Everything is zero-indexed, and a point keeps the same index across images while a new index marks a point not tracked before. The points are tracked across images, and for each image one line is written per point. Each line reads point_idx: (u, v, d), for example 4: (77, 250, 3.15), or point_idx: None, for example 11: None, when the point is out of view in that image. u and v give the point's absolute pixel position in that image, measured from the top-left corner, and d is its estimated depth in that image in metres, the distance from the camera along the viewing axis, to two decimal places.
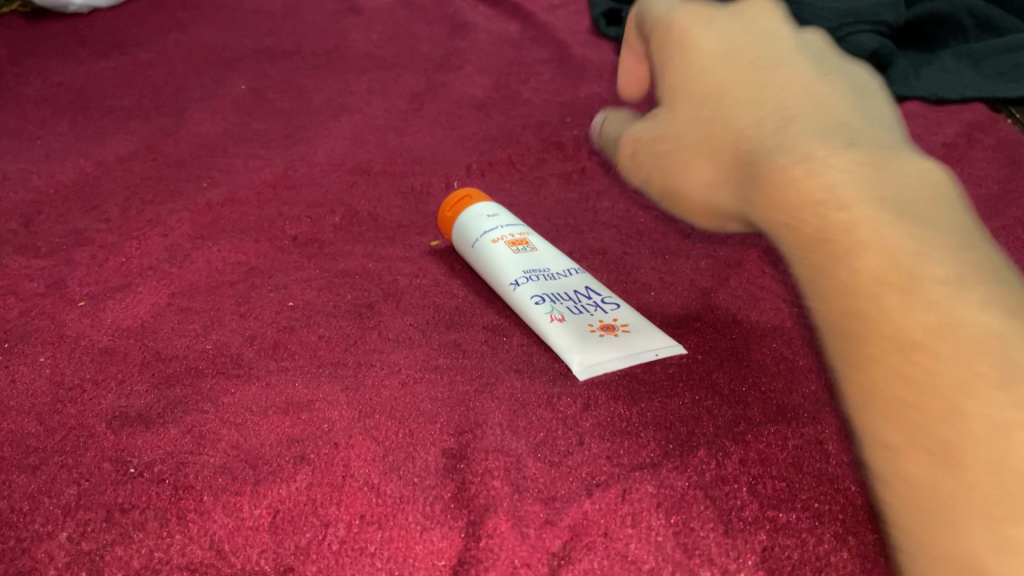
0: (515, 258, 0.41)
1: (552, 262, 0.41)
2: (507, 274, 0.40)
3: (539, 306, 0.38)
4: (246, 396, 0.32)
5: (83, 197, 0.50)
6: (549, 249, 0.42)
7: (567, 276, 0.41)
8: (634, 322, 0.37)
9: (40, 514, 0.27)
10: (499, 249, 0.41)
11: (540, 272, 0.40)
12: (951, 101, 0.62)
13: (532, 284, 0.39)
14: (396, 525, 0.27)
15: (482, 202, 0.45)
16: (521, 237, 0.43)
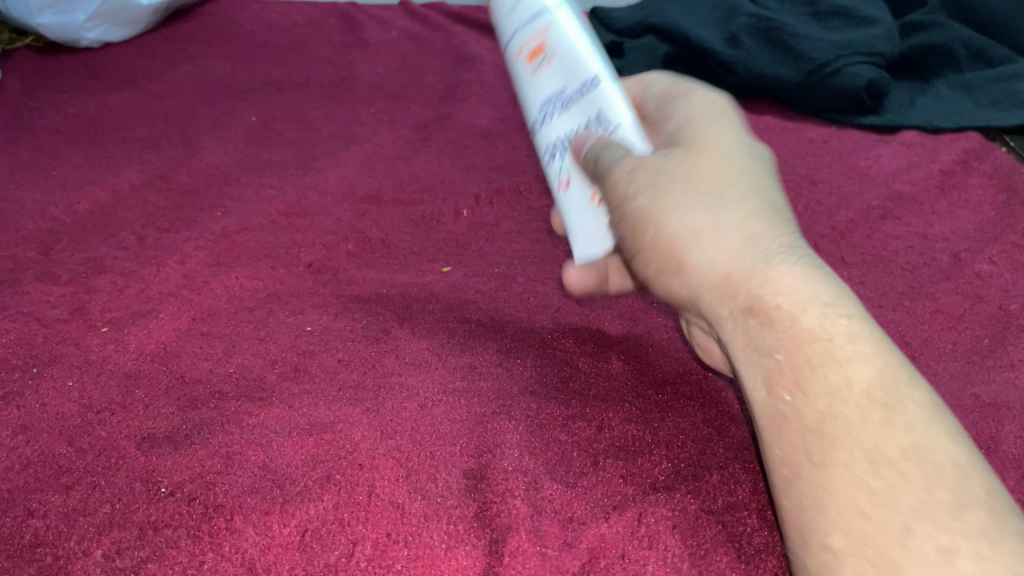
0: (535, 84, 0.41)
1: (561, 73, 0.40)
2: (532, 100, 0.42)
3: (547, 155, 0.40)
4: (270, 418, 0.33)
5: (100, 226, 0.51)
6: (559, 46, 0.40)
7: (568, 93, 0.39)
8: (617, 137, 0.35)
9: (76, 532, 0.28)
10: (524, 77, 0.42)
11: (549, 94, 0.40)
12: (947, 130, 0.64)
13: (545, 117, 0.40)
14: (422, 544, 0.28)
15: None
16: (540, 36, 0.41)
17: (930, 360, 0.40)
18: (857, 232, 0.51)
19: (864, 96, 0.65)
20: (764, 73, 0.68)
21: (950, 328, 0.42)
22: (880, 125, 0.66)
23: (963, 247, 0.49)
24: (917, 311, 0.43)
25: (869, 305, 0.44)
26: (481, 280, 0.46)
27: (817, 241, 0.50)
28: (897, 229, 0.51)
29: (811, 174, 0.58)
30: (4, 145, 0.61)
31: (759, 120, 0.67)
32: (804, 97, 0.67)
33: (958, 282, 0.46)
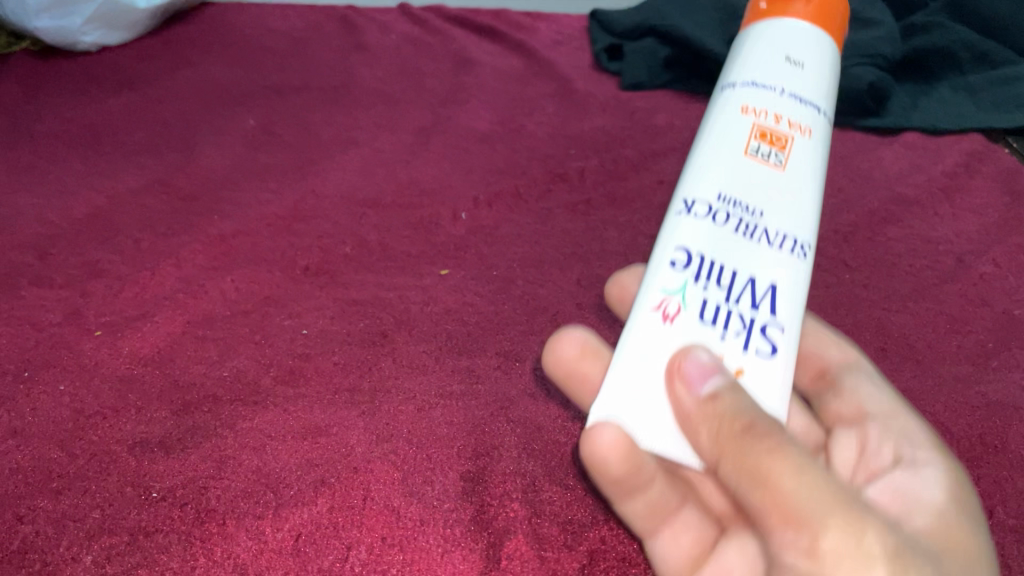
0: (736, 164, 0.29)
1: (760, 190, 0.28)
2: (718, 173, 0.29)
3: (701, 281, 0.27)
4: (264, 421, 0.33)
5: (96, 232, 0.49)
6: (803, 170, 0.29)
7: (761, 220, 0.28)
8: (765, 369, 0.27)
9: (65, 538, 0.28)
10: (739, 125, 0.29)
11: (742, 204, 0.28)
12: (950, 132, 0.63)
13: (722, 219, 0.28)
14: (417, 548, 0.28)
15: (817, 29, 0.31)
16: (803, 127, 0.29)
17: (934, 362, 0.40)
18: (860, 235, 0.49)
19: (868, 99, 0.63)
20: None
21: (955, 330, 0.42)
22: (882, 126, 0.64)
23: (967, 249, 0.48)
24: (922, 314, 0.43)
25: (873, 308, 0.43)
26: (481, 283, 0.46)
27: (820, 242, 0.49)
28: (900, 232, 0.50)
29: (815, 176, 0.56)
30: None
31: None
32: None
33: (962, 285, 0.45)
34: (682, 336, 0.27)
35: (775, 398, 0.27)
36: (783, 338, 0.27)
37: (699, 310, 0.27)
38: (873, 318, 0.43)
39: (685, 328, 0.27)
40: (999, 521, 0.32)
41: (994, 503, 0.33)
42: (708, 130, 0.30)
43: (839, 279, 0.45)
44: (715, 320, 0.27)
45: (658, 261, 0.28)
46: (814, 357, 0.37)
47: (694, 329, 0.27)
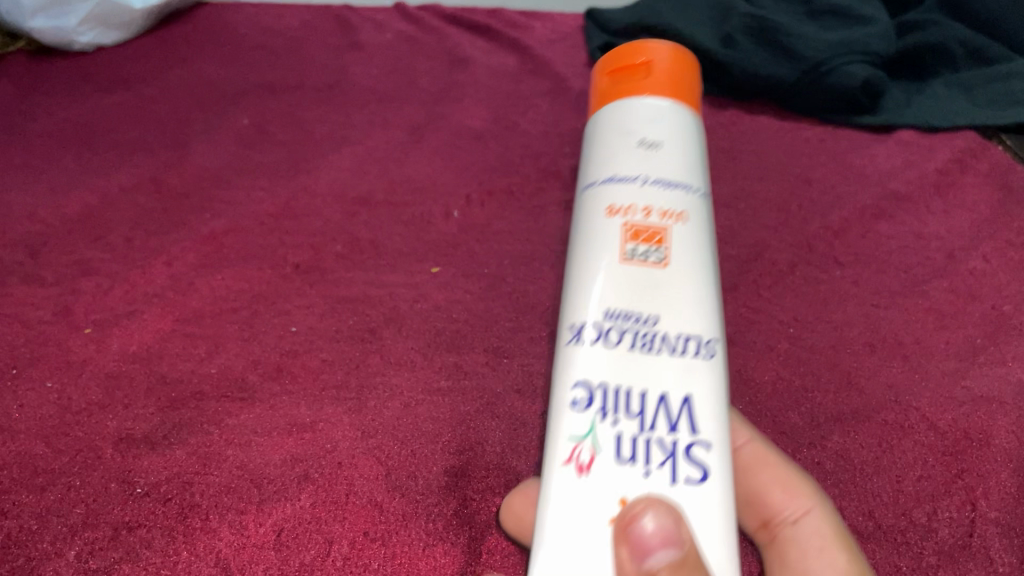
0: (621, 272, 0.30)
1: (650, 294, 0.29)
2: (604, 291, 0.29)
3: (611, 416, 0.27)
4: (250, 417, 0.35)
5: (87, 229, 0.48)
6: (682, 254, 0.30)
7: (657, 326, 0.29)
8: (701, 498, 0.27)
9: (48, 534, 0.30)
10: (612, 231, 0.31)
11: (635, 314, 0.29)
12: (942, 129, 0.59)
13: (618, 338, 0.28)
14: (398, 543, 0.31)
15: (666, 102, 0.35)
16: (675, 211, 0.31)
17: (922, 358, 0.40)
18: (851, 231, 0.49)
19: (862, 96, 0.60)
20: (759, 73, 0.62)
21: (944, 326, 0.42)
22: (875, 124, 0.61)
23: (958, 245, 0.48)
24: (911, 310, 0.43)
25: (862, 303, 0.43)
26: (471, 280, 0.45)
27: (810, 240, 0.48)
28: (892, 228, 0.49)
29: (805, 173, 0.54)
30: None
31: (755, 121, 0.61)
32: (799, 97, 0.61)
33: (952, 280, 0.45)
34: (604, 480, 0.27)
35: (715, 514, 0.27)
36: (703, 445, 0.27)
37: (614, 439, 0.27)
38: (861, 313, 0.43)
39: (604, 472, 0.27)
40: (978, 513, 0.34)
41: (975, 495, 0.34)
42: (586, 236, 0.31)
43: (828, 275, 0.45)
44: (635, 456, 0.27)
45: (561, 402, 0.28)
46: (765, 501, 0.33)
47: (615, 470, 0.27)
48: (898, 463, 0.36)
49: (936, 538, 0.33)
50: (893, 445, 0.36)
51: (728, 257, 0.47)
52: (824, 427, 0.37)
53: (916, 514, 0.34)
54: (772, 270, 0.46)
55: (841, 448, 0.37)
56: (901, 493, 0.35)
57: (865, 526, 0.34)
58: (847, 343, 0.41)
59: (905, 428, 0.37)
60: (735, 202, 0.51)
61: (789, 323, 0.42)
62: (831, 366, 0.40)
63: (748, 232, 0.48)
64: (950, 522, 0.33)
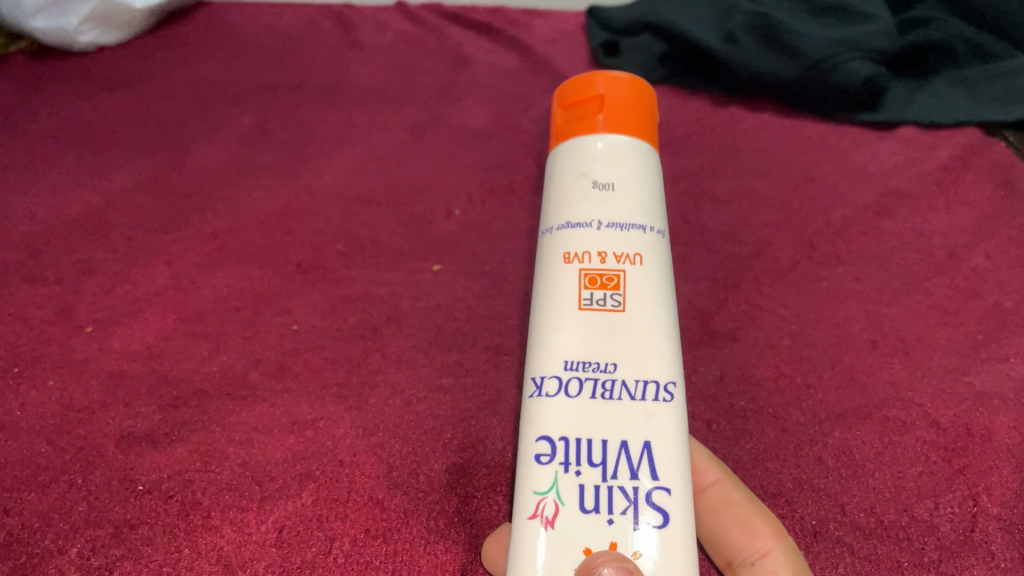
0: (578, 325, 0.30)
1: (607, 343, 0.30)
2: (560, 346, 0.30)
3: (572, 468, 0.28)
4: (253, 416, 0.36)
5: (88, 228, 0.48)
6: (642, 304, 0.30)
7: (614, 374, 0.29)
8: (666, 541, 0.27)
9: (50, 531, 0.31)
10: (571, 284, 0.31)
11: (592, 364, 0.29)
12: (946, 126, 0.58)
13: (576, 390, 0.29)
14: (400, 540, 0.32)
15: (624, 137, 0.34)
16: (631, 255, 0.31)
17: (924, 355, 0.40)
18: (853, 229, 0.48)
19: (865, 94, 0.59)
20: (761, 71, 0.61)
21: (946, 322, 0.42)
22: (877, 121, 0.59)
23: (959, 243, 0.47)
24: (913, 307, 0.43)
25: (864, 300, 0.43)
26: (472, 278, 0.45)
27: (812, 238, 0.47)
28: (895, 226, 0.48)
29: (807, 170, 0.54)
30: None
31: (757, 118, 0.60)
32: (802, 95, 0.60)
33: (954, 277, 0.45)
34: (569, 531, 0.27)
35: (680, 555, 0.27)
36: (666, 491, 0.28)
37: (577, 491, 0.28)
38: (863, 310, 0.43)
39: (568, 524, 0.27)
40: (981, 507, 0.34)
41: (977, 490, 0.35)
42: (544, 290, 0.31)
43: (829, 272, 0.45)
44: (598, 505, 0.27)
45: (526, 459, 0.29)
46: (727, 543, 0.31)
47: (580, 520, 0.27)
48: (901, 460, 0.36)
49: (938, 533, 0.33)
50: (895, 442, 0.36)
51: (730, 255, 0.46)
52: (824, 422, 0.37)
53: (917, 509, 0.34)
54: (772, 268, 0.45)
55: (842, 443, 0.37)
56: (902, 489, 0.35)
57: (867, 522, 0.34)
58: (849, 340, 0.41)
59: (907, 425, 0.37)
60: (737, 198, 0.51)
61: (791, 320, 0.42)
62: (833, 363, 0.40)
63: (750, 230, 0.48)
64: (953, 518, 0.34)
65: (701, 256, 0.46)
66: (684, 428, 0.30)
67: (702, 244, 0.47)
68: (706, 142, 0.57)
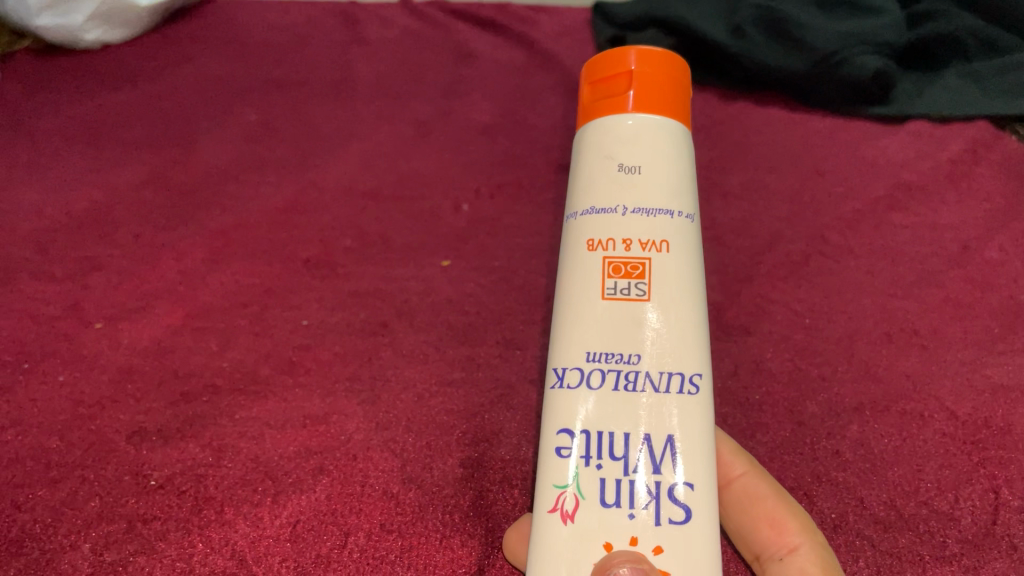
0: (601, 315, 0.30)
1: (631, 333, 0.29)
2: (584, 336, 0.30)
3: (594, 461, 0.28)
4: (265, 411, 0.36)
5: (94, 225, 0.46)
6: (667, 293, 0.30)
7: (638, 366, 0.29)
8: (687, 536, 0.27)
9: (63, 527, 0.32)
10: (594, 272, 0.30)
11: (615, 355, 0.29)
12: (955, 119, 0.55)
13: (599, 382, 0.29)
14: (415, 534, 0.33)
15: (655, 116, 0.32)
16: (656, 243, 0.30)
17: (939, 347, 0.40)
18: (865, 222, 0.47)
19: (874, 86, 0.55)
20: (768, 65, 0.57)
21: (961, 315, 0.41)
22: (886, 115, 0.56)
23: (973, 235, 0.46)
24: (927, 300, 0.42)
25: (878, 293, 0.43)
26: (482, 273, 0.44)
27: (824, 231, 0.47)
28: (906, 219, 0.47)
29: (817, 162, 0.52)
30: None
31: (764, 114, 0.57)
32: (811, 90, 0.57)
33: (969, 270, 0.44)
34: (588, 524, 0.27)
35: (701, 551, 0.27)
36: (688, 484, 0.28)
37: (599, 484, 0.28)
38: (877, 303, 0.42)
39: (587, 518, 0.28)
40: (1002, 501, 0.34)
41: (998, 482, 0.35)
42: (567, 277, 0.31)
43: (842, 266, 0.44)
44: (618, 499, 0.27)
45: (547, 450, 0.29)
46: (756, 540, 0.31)
47: (600, 513, 0.27)
48: (920, 452, 0.36)
49: (960, 526, 0.33)
50: (913, 434, 0.36)
51: (742, 249, 0.46)
52: (841, 416, 0.37)
53: (938, 502, 0.34)
54: (784, 261, 0.45)
55: (859, 437, 0.37)
56: (922, 481, 0.35)
57: (888, 514, 0.34)
58: (863, 333, 0.41)
59: (924, 418, 0.37)
60: (748, 192, 0.50)
61: (805, 313, 0.42)
62: (848, 356, 0.40)
63: (761, 224, 0.47)
64: (974, 510, 0.34)
65: (713, 250, 0.46)
66: (711, 420, 0.29)
67: (713, 238, 0.47)
68: (717, 136, 0.54)
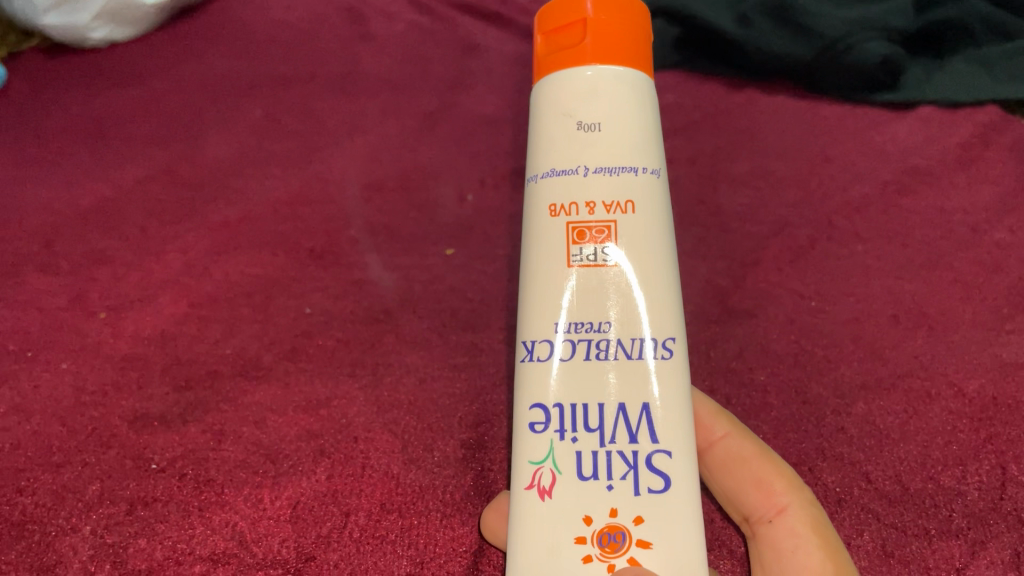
0: (570, 285, 0.29)
1: (600, 301, 0.29)
2: (551, 307, 0.29)
3: (568, 435, 0.28)
4: (266, 396, 0.37)
5: (98, 219, 0.45)
6: (637, 256, 0.29)
7: (608, 334, 0.29)
8: (666, 504, 0.28)
9: (64, 510, 0.33)
10: (558, 240, 0.30)
11: (584, 325, 0.29)
12: (964, 104, 0.53)
13: (569, 353, 0.29)
14: (415, 513, 0.34)
15: (616, 67, 0.30)
16: (621, 205, 0.29)
17: (947, 329, 0.39)
18: (873, 206, 0.46)
19: (880, 72, 0.54)
20: (772, 51, 0.55)
21: (969, 297, 0.41)
22: (895, 101, 0.54)
23: (982, 218, 0.46)
24: (935, 282, 0.42)
25: (886, 276, 0.42)
26: (486, 260, 0.44)
27: (830, 215, 0.46)
28: (915, 203, 0.47)
29: (825, 148, 0.51)
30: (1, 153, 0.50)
31: (772, 101, 0.55)
32: (814, 76, 0.55)
33: (978, 252, 0.43)
34: (567, 497, 0.28)
35: (680, 518, 0.28)
36: (665, 452, 0.28)
37: (574, 458, 0.28)
38: (885, 286, 0.42)
39: (566, 492, 0.28)
40: (1008, 476, 0.34)
41: (1005, 458, 0.35)
42: (531, 244, 0.30)
43: (849, 250, 0.44)
44: (596, 472, 0.28)
45: (521, 425, 0.29)
46: (743, 499, 0.31)
47: (578, 486, 0.28)
48: (927, 428, 0.36)
49: (965, 500, 0.33)
50: (919, 411, 0.36)
51: (748, 234, 0.45)
52: (847, 394, 0.37)
53: (944, 477, 0.34)
54: (791, 246, 0.44)
55: (863, 415, 0.36)
56: (928, 458, 0.35)
57: (893, 489, 0.34)
58: (870, 314, 0.40)
59: (931, 396, 0.37)
60: (753, 176, 0.49)
61: (811, 296, 0.42)
62: (854, 338, 0.39)
63: (767, 208, 0.47)
64: (980, 485, 0.34)
65: (719, 236, 0.45)
66: (688, 380, 0.29)
67: (719, 223, 0.46)
68: (722, 124, 0.53)
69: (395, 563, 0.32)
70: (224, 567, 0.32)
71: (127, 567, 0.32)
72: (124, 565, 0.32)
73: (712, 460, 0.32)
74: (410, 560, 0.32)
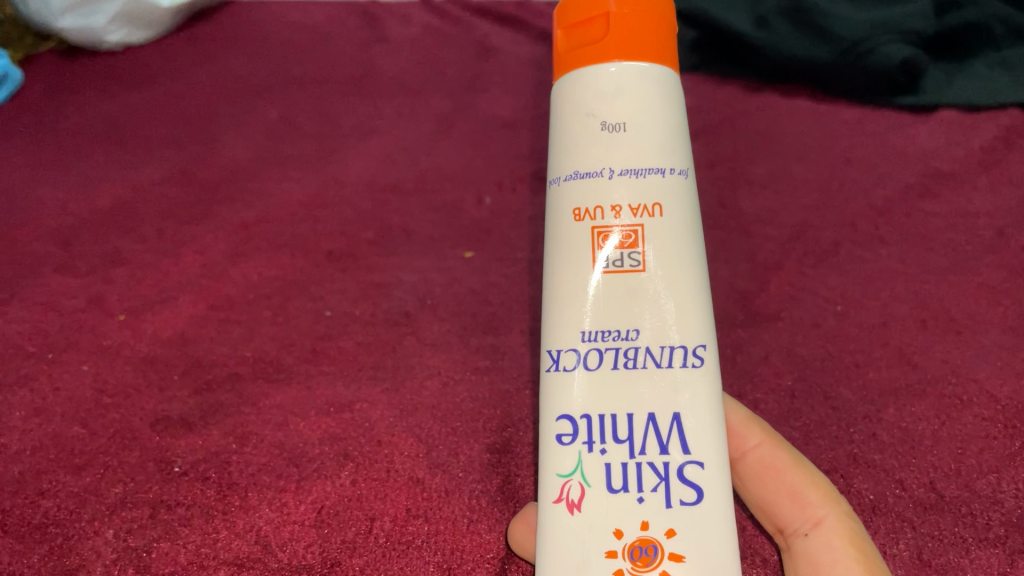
0: (598, 292, 0.29)
1: (628, 308, 0.28)
2: (576, 315, 0.29)
3: (597, 446, 0.28)
4: (286, 398, 0.37)
5: (116, 221, 0.45)
6: (667, 262, 0.29)
7: (636, 343, 0.28)
8: (699, 515, 0.27)
9: (86, 513, 0.33)
10: (585, 246, 0.29)
11: (611, 333, 0.28)
12: (987, 107, 0.52)
13: (596, 362, 0.28)
14: (442, 519, 0.33)
15: (641, 64, 0.30)
16: (648, 208, 0.29)
17: (975, 335, 0.39)
18: (897, 209, 0.46)
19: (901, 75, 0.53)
20: (792, 55, 0.54)
21: (997, 302, 0.40)
22: (916, 104, 0.53)
23: (1010, 221, 0.45)
24: (961, 286, 0.41)
25: (911, 281, 0.42)
26: (507, 263, 0.44)
27: (853, 218, 0.45)
28: (939, 206, 0.46)
29: (847, 150, 0.50)
30: (20, 155, 0.49)
31: (792, 103, 0.55)
32: (833, 79, 0.55)
33: (1004, 256, 0.43)
34: (597, 511, 0.28)
35: (714, 530, 0.28)
36: (697, 463, 0.28)
37: (604, 471, 0.28)
38: (911, 291, 0.41)
39: (596, 505, 0.28)
40: None
41: None
42: (555, 249, 0.30)
43: (874, 254, 0.43)
44: (626, 484, 0.28)
45: (548, 437, 0.29)
46: (777, 510, 0.31)
47: (608, 499, 0.28)
48: (958, 435, 0.35)
49: (1002, 509, 0.33)
50: (950, 418, 0.36)
51: (770, 237, 0.45)
52: (878, 400, 0.37)
53: (977, 484, 0.34)
54: (814, 249, 0.44)
55: (893, 421, 0.36)
56: (962, 464, 0.34)
57: (927, 496, 0.34)
58: (896, 319, 0.40)
59: (963, 402, 0.36)
60: (775, 179, 0.48)
61: (837, 300, 0.41)
62: (882, 343, 0.39)
63: (790, 211, 0.46)
64: (1014, 494, 0.33)
65: (741, 239, 0.45)
66: (719, 388, 0.29)
67: (741, 226, 0.46)
68: (742, 127, 0.53)
69: (423, 568, 0.32)
70: (248, 571, 0.31)
71: (151, 571, 0.31)
72: (147, 569, 0.32)
73: (747, 471, 0.32)
74: (437, 565, 0.32)
